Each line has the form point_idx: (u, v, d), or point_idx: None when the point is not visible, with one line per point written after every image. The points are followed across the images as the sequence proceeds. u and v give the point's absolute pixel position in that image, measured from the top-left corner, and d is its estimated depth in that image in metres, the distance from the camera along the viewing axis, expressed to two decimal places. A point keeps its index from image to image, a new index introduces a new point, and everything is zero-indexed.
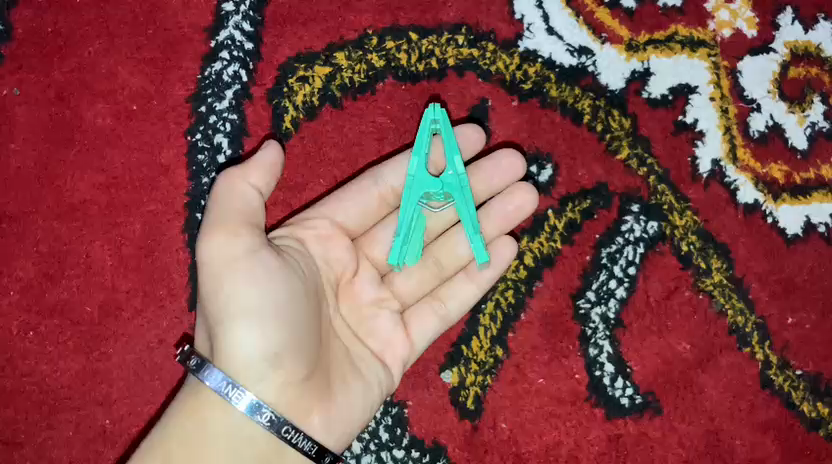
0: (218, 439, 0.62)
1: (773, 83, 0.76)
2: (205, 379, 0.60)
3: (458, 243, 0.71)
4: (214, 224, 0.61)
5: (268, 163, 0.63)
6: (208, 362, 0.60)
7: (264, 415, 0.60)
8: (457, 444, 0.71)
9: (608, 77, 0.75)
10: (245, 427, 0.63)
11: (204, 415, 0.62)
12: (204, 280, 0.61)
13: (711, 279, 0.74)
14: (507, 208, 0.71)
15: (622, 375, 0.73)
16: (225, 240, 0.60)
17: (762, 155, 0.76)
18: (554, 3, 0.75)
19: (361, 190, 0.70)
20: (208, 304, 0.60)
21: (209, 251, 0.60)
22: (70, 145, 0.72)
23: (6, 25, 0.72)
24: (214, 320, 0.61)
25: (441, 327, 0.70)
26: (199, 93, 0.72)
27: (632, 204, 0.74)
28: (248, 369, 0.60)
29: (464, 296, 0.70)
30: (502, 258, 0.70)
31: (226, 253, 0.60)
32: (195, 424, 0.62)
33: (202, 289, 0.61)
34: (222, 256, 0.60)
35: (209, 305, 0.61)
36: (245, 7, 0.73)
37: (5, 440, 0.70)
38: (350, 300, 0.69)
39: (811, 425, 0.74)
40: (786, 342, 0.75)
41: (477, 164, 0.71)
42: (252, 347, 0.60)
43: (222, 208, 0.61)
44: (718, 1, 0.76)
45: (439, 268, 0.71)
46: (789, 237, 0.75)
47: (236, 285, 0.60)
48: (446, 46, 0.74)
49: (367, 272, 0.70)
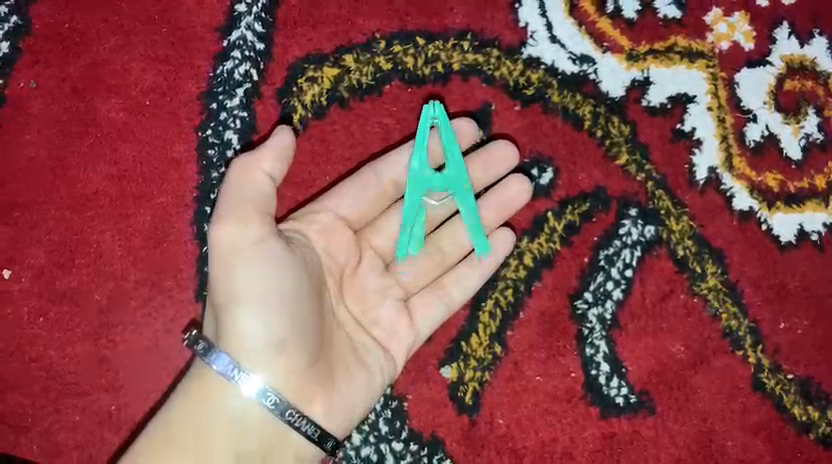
0: (222, 421, 0.64)
1: (769, 95, 0.78)
2: (212, 363, 0.63)
3: (460, 232, 0.73)
4: (227, 213, 0.63)
5: (281, 148, 0.63)
6: (215, 347, 0.63)
7: (270, 398, 0.63)
8: (454, 438, 0.73)
9: (609, 84, 0.77)
10: (249, 412, 0.64)
11: (209, 400, 0.64)
12: (216, 266, 0.63)
13: (706, 283, 0.76)
14: (505, 200, 0.74)
15: (617, 374, 0.74)
16: (235, 229, 0.62)
17: (757, 164, 0.78)
18: (557, 12, 0.78)
19: (363, 183, 0.71)
20: (219, 290, 0.63)
21: (219, 239, 0.63)
22: (84, 137, 0.74)
23: (24, 21, 0.74)
24: (224, 305, 0.63)
25: (446, 314, 0.72)
26: (211, 91, 0.75)
27: (630, 208, 0.76)
28: (254, 355, 0.63)
29: (466, 282, 0.73)
30: (500, 247, 0.73)
31: (237, 243, 0.62)
32: (197, 408, 0.64)
33: (213, 275, 0.64)
34: (232, 245, 0.62)
35: (219, 292, 0.64)
36: (258, 9, 0.76)
37: (12, 424, 0.71)
38: (354, 291, 0.70)
39: (802, 428, 0.76)
40: (778, 346, 0.76)
41: (475, 158, 0.73)
42: (259, 334, 0.63)
43: (234, 197, 0.63)
44: (716, 15, 0.79)
45: (442, 256, 0.73)
46: (783, 244, 0.77)
47: (244, 274, 0.62)
48: (452, 51, 0.76)
49: (372, 262, 0.71)
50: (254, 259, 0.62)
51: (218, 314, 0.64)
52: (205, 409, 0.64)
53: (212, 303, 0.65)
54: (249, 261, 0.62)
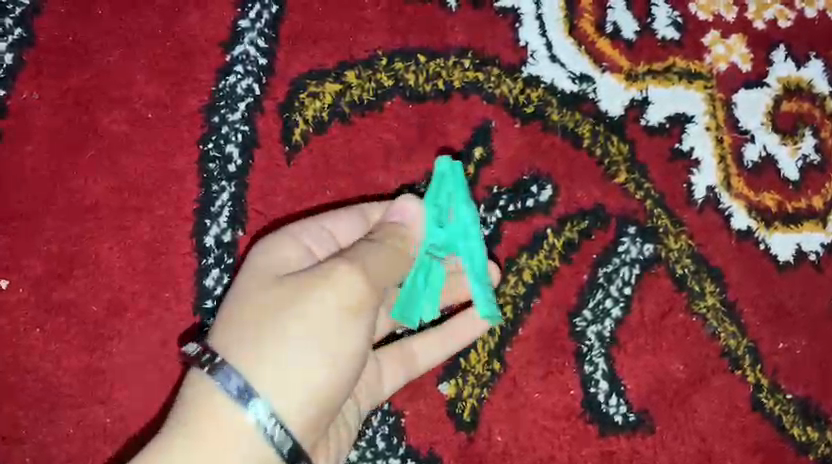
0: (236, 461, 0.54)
1: (766, 116, 0.79)
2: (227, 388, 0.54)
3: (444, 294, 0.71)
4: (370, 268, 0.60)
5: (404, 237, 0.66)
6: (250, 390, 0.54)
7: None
8: (452, 455, 0.72)
9: (608, 104, 0.78)
10: (255, 446, 0.54)
11: (209, 426, 0.54)
12: (312, 305, 0.57)
13: (704, 301, 0.76)
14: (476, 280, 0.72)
15: (616, 392, 0.74)
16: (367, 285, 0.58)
17: (755, 183, 0.79)
18: (557, 32, 0.79)
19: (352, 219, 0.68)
20: (302, 329, 0.56)
21: (340, 283, 0.57)
22: (85, 148, 0.74)
23: (29, 32, 0.75)
24: (300, 350, 0.56)
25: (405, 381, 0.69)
26: (213, 104, 0.75)
27: (628, 226, 0.76)
28: (296, 411, 0.55)
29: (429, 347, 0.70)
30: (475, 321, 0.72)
31: (350, 295, 0.57)
32: (193, 435, 0.54)
33: (305, 311, 0.56)
34: (352, 298, 0.57)
35: (302, 333, 0.56)
36: (261, 24, 0.76)
37: (5, 435, 0.70)
38: None
39: (800, 449, 0.75)
40: (776, 367, 0.76)
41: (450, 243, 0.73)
42: (315, 392, 0.56)
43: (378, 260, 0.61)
44: (714, 36, 0.80)
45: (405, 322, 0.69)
46: (781, 264, 0.77)
47: (343, 329, 0.57)
48: (453, 69, 0.77)
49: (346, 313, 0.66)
50: (362, 322, 0.58)
51: (277, 350, 0.55)
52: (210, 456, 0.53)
53: (277, 336, 0.56)
54: (360, 323, 0.58)
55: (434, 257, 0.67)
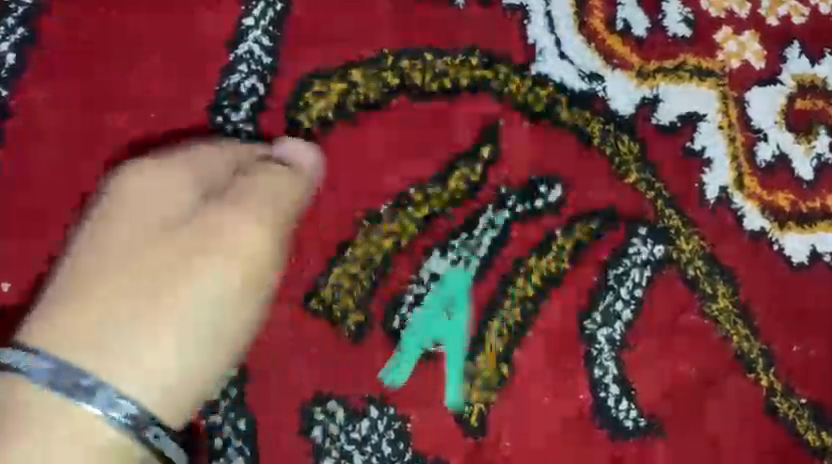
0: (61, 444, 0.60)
1: (780, 114, 0.78)
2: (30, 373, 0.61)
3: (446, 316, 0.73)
4: (267, 221, 0.68)
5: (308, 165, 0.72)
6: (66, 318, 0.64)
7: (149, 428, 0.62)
8: (459, 460, 0.71)
9: (618, 102, 0.77)
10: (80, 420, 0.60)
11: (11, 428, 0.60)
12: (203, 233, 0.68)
13: (717, 304, 0.75)
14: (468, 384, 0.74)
15: (626, 397, 0.73)
16: (257, 231, 0.68)
17: (768, 183, 0.77)
18: (567, 29, 0.77)
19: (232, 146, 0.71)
20: (194, 255, 0.67)
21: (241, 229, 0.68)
22: (91, 151, 0.73)
23: (31, 32, 0.73)
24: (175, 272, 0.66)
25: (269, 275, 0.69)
26: (217, 104, 0.74)
27: (639, 227, 0.75)
28: (176, 339, 0.65)
29: (242, 233, 0.68)
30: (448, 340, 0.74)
31: (248, 243, 0.68)
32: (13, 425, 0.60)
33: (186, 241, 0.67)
34: (240, 241, 0.68)
35: (189, 252, 0.67)
36: (265, 22, 0.75)
37: None
38: (213, 228, 0.68)
39: (814, 454, 0.74)
40: (791, 370, 0.75)
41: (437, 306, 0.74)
42: (179, 335, 0.65)
43: (281, 203, 0.69)
44: (727, 33, 0.78)
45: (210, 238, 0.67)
46: (795, 265, 0.76)
47: (237, 270, 0.67)
48: (460, 67, 0.76)
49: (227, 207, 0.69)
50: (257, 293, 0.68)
51: (150, 272, 0.66)
52: (138, 327, 0.64)
53: (167, 258, 0.67)
54: (265, 293, 0.68)
55: (424, 326, 0.72)
